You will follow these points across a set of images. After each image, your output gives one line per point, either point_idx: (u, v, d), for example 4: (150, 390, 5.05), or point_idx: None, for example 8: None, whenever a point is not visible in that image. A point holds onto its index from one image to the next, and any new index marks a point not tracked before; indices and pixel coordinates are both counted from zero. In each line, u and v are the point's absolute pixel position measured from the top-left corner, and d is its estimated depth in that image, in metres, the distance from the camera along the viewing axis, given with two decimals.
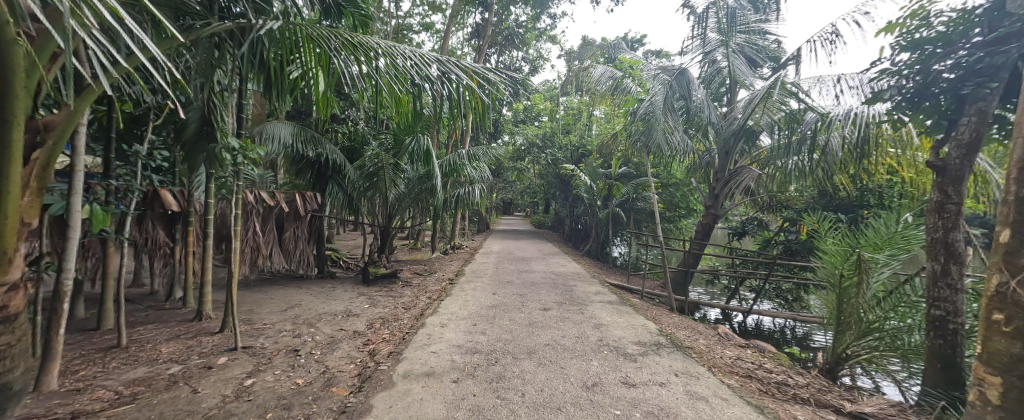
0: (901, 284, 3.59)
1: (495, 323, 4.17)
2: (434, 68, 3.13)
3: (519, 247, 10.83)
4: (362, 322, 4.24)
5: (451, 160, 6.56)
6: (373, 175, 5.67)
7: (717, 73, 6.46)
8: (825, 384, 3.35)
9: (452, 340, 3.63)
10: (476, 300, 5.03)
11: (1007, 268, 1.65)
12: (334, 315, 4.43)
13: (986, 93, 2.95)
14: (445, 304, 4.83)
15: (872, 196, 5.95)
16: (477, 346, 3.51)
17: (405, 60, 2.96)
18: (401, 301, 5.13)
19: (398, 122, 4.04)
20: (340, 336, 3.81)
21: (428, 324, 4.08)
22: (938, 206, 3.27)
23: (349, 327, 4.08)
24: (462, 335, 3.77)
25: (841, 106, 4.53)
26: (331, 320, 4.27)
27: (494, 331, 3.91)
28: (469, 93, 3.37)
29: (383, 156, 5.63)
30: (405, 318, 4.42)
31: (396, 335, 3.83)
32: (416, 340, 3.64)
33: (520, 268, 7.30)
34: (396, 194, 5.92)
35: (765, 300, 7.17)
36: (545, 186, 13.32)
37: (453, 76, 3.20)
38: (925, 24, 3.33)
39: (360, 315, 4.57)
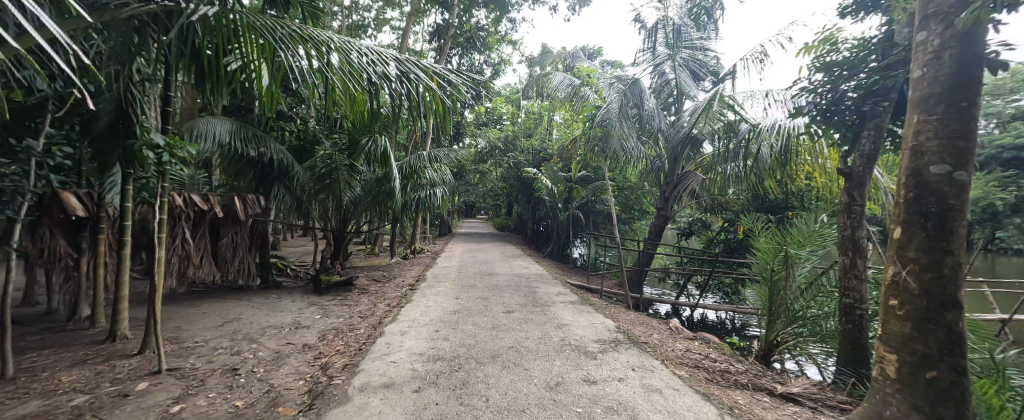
0: (819, 276, 4.06)
1: (458, 328, 4.10)
2: (392, 67, 3.02)
3: (481, 250, 10.78)
4: (314, 333, 3.97)
5: (410, 162, 6.39)
6: (326, 177, 5.37)
7: (665, 85, 6.97)
8: (760, 369, 3.70)
9: (413, 348, 3.51)
10: (438, 305, 4.92)
11: (898, 260, 2.09)
12: (280, 329, 4.09)
13: (880, 111, 3.48)
14: (406, 311, 4.66)
15: (795, 200, 6.79)
16: (440, 353, 3.42)
17: (361, 56, 2.85)
18: (357, 310, 4.88)
19: (354, 121, 3.85)
20: (287, 350, 3.52)
21: (387, 333, 3.91)
22: (847, 208, 3.76)
23: (298, 341, 3.79)
24: (424, 342, 3.66)
25: (769, 119, 5.05)
26: (277, 333, 3.94)
27: (457, 337, 3.84)
28: (429, 94, 3.30)
29: (337, 157, 5.36)
30: (361, 327, 4.20)
31: (352, 347, 3.61)
32: (374, 350, 3.46)
33: (483, 271, 7.27)
34: (351, 196, 5.66)
35: (709, 294, 7.81)
36: (508, 189, 13.38)
37: (413, 76, 3.11)
38: (834, 49, 3.85)
39: (311, 326, 4.27)
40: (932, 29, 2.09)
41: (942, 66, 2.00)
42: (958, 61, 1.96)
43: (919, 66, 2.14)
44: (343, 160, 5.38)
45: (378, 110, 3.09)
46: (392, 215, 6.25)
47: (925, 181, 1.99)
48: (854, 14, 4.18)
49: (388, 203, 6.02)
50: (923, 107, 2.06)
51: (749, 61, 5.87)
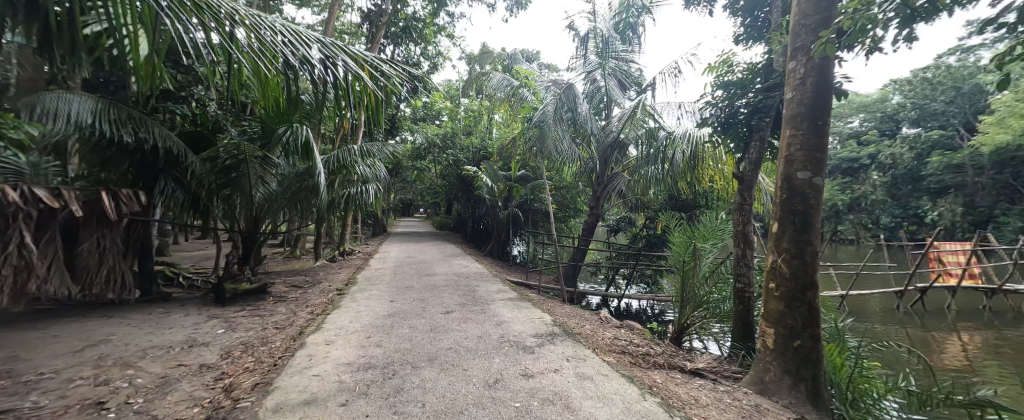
0: (719, 265, 4.70)
1: (393, 332, 3.87)
2: (315, 50, 2.60)
3: (418, 250, 10.35)
4: (214, 351, 3.40)
5: (335, 156, 5.83)
6: (231, 170, 4.60)
7: (597, 91, 7.52)
8: (674, 350, 4.17)
9: (340, 358, 3.21)
10: (370, 310, 4.59)
11: (776, 250, 2.93)
12: (167, 348, 3.43)
13: (763, 125, 4.17)
14: (331, 319, 4.25)
15: (702, 199, 7.86)
16: (371, 360, 3.18)
17: (275, 35, 2.38)
18: (271, 321, 4.32)
19: (266, 108, 3.41)
20: (177, 373, 2.96)
21: (308, 344, 3.53)
22: (740, 207, 4.42)
23: (193, 361, 3.20)
24: (351, 351, 3.37)
25: (681, 127, 5.78)
26: (164, 355, 3.29)
27: (391, 342, 3.62)
28: (357, 84, 2.95)
29: (245, 147, 4.57)
30: (277, 340, 3.72)
31: (264, 362, 3.18)
32: (291, 364, 3.08)
33: (420, 272, 7.00)
34: (264, 193, 4.98)
35: (634, 285, 8.57)
36: (447, 186, 13.04)
37: (340, 62, 2.72)
38: (730, 70, 4.53)
39: (211, 343, 3.65)
40: (799, 60, 2.88)
41: (805, 91, 2.81)
42: (817, 89, 2.77)
43: (791, 90, 2.92)
44: (252, 151, 4.62)
45: (297, 98, 2.62)
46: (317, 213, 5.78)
47: (793, 182, 2.81)
48: (746, 42, 4.92)
49: (309, 201, 5.73)
50: (792, 120, 2.87)
51: (666, 76, 6.55)
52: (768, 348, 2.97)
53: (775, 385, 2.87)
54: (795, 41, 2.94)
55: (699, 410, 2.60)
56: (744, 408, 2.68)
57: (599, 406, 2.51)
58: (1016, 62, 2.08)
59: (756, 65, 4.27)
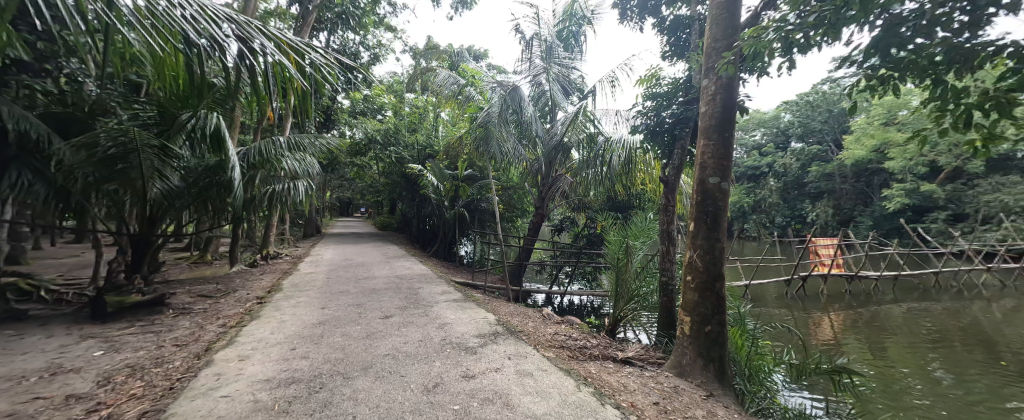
0: (648, 262, 5.15)
1: (323, 342, 3.31)
2: (226, 29, 2.14)
3: (357, 252, 9.81)
4: (89, 377, 2.48)
5: (256, 147, 5.34)
6: (116, 160, 3.70)
7: (541, 95, 7.73)
8: (607, 341, 4.49)
9: (256, 375, 2.59)
10: (297, 318, 3.99)
11: (692, 246, 3.30)
12: (13, 379, 2.42)
13: (684, 133, 4.65)
14: (249, 331, 3.52)
15: (636, 201, 8.50)
16: (295, 375, 2.64)
17: (175, 9, 1.86)
18: (171, 337, 3.43)
19: (168, 88, 2.97)
20: (25, 409, 2.06)
21: (217, 361, 2.81)
22: (665, 208, 4.88)
23: (55, 393, 2.27)
24: (272, 366, 2.75)
25: (618, 132, 6.31)
26: (9, 389, 2.30)
27: (321, 352, 3.08)
28: (281, 71, 2.59)
29: (137, 133, 3.69)
30: (177, 360, 2.88)
31: (160, 387, 2.40)
32: (194, 386, 2.39)
33: (357, 275, 6.64)
34: (162, 189, 4.18)
35: (575, 282, 9.04)
36: (390, 185, 12.48)
37: (258, 44, 2.30)
38: (658, 83, 5.00)
39: (85, 369, 2.67)
40: (711, 78, 3.29)
41: (713, 109, 3.23)
42: (723, 105, 3.19)
43: (706, 105, 3.30)
44: (144, 137, 3.76)
45: (203, 82, 2.17)
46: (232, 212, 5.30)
47: (705, 186, 3.21)
48: (671, 59, 5.46)
49: (221, 196, 5.15)
50: (706, 131, 3.27)
51: (604, 84, 6.98)
52: (685, 334, 3.33)
53: (690, 367, 3.25)
54: (709, 61, 3.34)
55: (627, 396, 2.85)
56: (665, 390, 3.01)
57: (537, 401, 2.60)
58: (863, 92, 2.59)
59: (679, 80, 4.79)
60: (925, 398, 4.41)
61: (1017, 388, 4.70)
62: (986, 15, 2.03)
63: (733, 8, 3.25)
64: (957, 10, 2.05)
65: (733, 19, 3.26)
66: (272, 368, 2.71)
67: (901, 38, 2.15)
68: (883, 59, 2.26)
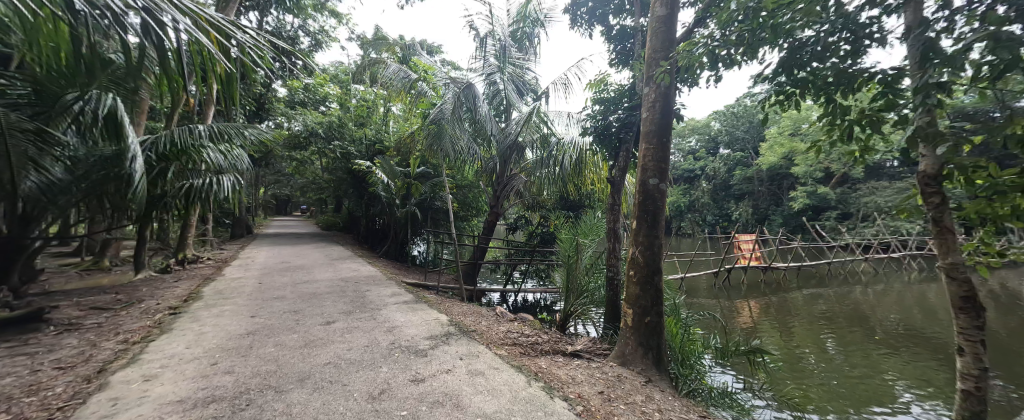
0: (597, 258, 5.39)
1: (252, 354, 3.05)
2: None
3: (297, 254, 9.13)
4: None
5: (169, 135, 4.72)
6: None
7: (496, 94, 7.73)
8: (558, 336, 4.62)
9: (167, 395, 2.32)
10: (220, 330, 3.59)
11: (634, 243, 3.50)
12: None
13: (629, 136, 4.95)
14: (158, 347, 3.12)
15: (588, 200, 8.84)
16: (217, 392, 2.40)
17: None
18: (52, 358, 2.90)
19: (57, 58, 2.57)
20: None
21: (116, 383, 2.45)
22: (611, 207, 5.14)
23: None
24: (186, 385, 2.46)
25: (569, 134, 6.58)
26: None
27: (248, 365, 2.82)
28: (202, 51, 2.31)
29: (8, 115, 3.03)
30: (59, 385, 2.44)
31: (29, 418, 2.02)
32: (82, 415, 2.07)
33: (297, 279, 6.18)
34: (38, 183, 3.41)
35: (529, 280, 9.21)
36: (335, 181, 11.74)
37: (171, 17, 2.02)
38: (606, 88, 5.27)
39: None
40: (651, 86, 3.50)
41: (652, 115, 3.45)
42: (661, 112, 3.42)
43: (648, 111, 3.49)
44: (13, 121, 3.05)
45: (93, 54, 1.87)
46: (126, 206, 4.64)
47: (646, 187, 3.41)
48: (617, 66, 5.75)
49: (117, 190, 4.46)
50: (646, 135, 3.47)
51: (557, 86, 7.16)
52: (628, 326, 3.52)
53: (632, 356, 3.45)
54: (650, 70, 3.55)
55: (574, 387, 2.96)
56: (609, 379, 3.17)
57: (488, 399, 2.60)
58: (773, 106, 2.92)
59: (624, 87, 5.06)
60: (822, 371, 5.11)
61: (888, 357, 5.62)
62: (862, 46, 2.41)
63: (669, 23, 3.50)
64: (843, 40, 2.41)
65: (669, 33, 3.51)
66: (187, 387, 2.43)
67: (802, 60, 2.47)
68: (789, 77, 2.57)
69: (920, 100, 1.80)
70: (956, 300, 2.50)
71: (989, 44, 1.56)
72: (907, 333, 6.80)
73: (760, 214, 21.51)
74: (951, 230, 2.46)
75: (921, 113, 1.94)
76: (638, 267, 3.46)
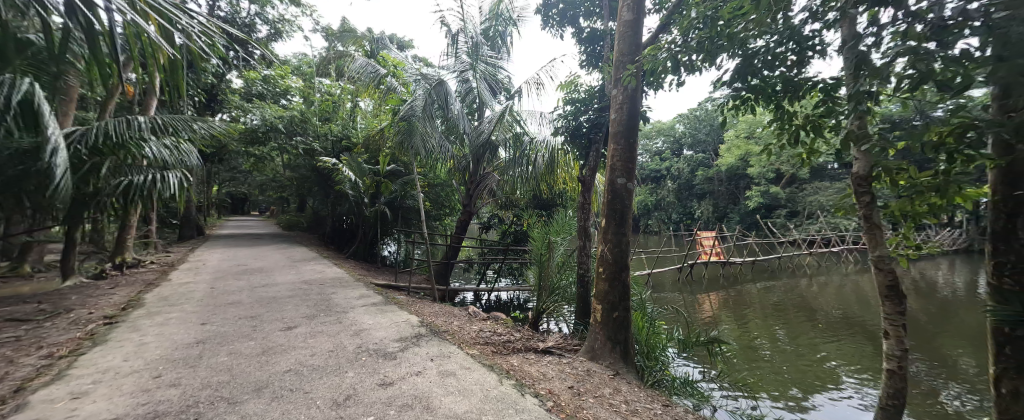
0: (568, 256, 5.48)
1: (202, 364, 2.85)
2: None
3: (257, 255, 8.64)
4: None
5: (101, 127, 4.26)
6: None
7: (468, 92, 7.66)
8: (530, 334, 4.65)
9: (102, 413, 2.11)
10: (165, 340, 3.32)
11: (603, 241, 3.58)
12: None
13: (599, 137, 5.07)
14: (90, 361, 2.84)
15: (560, 199, 8.96)
16: (161, 407, 2.22)
17: None
18: None
19: None
20: None
21: (38, 402, 2.20)
22: (582, 205, 5.23)
23: None
24: (124, 400, 2.26)
25: (542, 133, 6.66)
26: None
27: (197, 377, 2.63)
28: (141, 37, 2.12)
29: None
30: None
31: None
32: None
33: (255, 283, 5.84)
34: None
35: (502, 278, 9.20)
36: (299, 179, 11.22)
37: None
38: (577, 89, 5.36)
39: None
40: (618, 89, 3.59)
41: (620, 116, 3.54)
42: (628, 114, 3.52)
43: (617, 113, 3.57)
44: None
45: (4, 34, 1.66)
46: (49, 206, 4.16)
47: (614, 186, 3.50)
48: (588, 68, 5.86)
49: (38, 188, 4.00)
50: (615, 136, 3.56)
51: (530, 86, 7.18)
52: (597, 321, 3.60)
53: (601, 350, 3.54)
54: (617, 73, 3.63)
55: (545, 384, 2.99)
56: (579, 374, 3.23)
57: (459, 400, 2.56)
58: (729, 111, 3.08)
59: (594, 88, 5.16)
60: (774, 359, 5.46)
61: (831, 343, 6.09)
62: (805, 57, 2.60)
63: (636, 28, 3.60)
64: (791, 50, 2.58)
65: (636, 37, 3.61)
66: (124, 404, 2.22)
67: (754, 68, 2.62)
68: (744, 84, 2.71)
69: (854, 107, 1.95)
70: (883, 289, 2.78)
71: (909, 58, 1.70)
72: (846, 321, 7.41)
73: (721, 212, 22.65)
74: (878, 226, 2.73)
75: (854, 119, 2.10)
76: (606, 264, 3.54)
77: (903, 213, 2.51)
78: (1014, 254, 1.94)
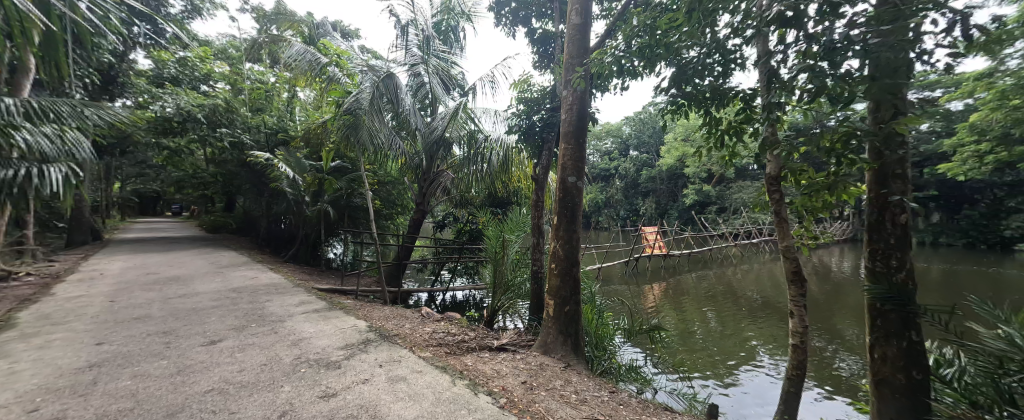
0: (522, 253, 5.53)
1: (98, 391, 2.45)
2: None
3: (175, 262, 7.68)
4: None
5: None
6: None
7: (420, 87, 7.38)
8: (485, 332, 4.62)
9: None
10: (48, 366, 2.81)
11: (556, 238, 3.64)
12: None
13: (551, 135, 5.19)
14: None
15: (515, 197, 9.00)
16: None
17: None
18: None
19: None
20: None
21: None
22: (536, 204, 5.33)
23: None
24: None
25: (496, 131, 6.66)
26: None
27: (90, 407, 2.25)
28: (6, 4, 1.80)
29: None
30: None
31: None
32: None
33: (173, 293, 5.18)
34: None
35: (458, 278, 9.07)
36: (227, 175, 10.15)
37: None
38: (530, 88, 5.40)
39: None
40: (568, 90, 3.66)
41: (570, 116, 3.61)
42: (576, 114, 3.60)
43: (567, 114, 3.63)
44: None
45: None
46: None
47: (566, 185, 3.56)
48: (542, 68, 5.93)
49: None
50: (565, 136, 3.62)
51: (484, 83, 7.11)
52: (549, 316, 3.67)
53: (553, 343, 3.60)
54: (567, 74, 3.69)
55: (499, 381, 2.98)
56: (532, 368, 3.26)
57: (408, 406, 2.46)
58: (668, 115, 3.27)
59: (546, 89, 5.24)
60: (707, 341, 5.96)
61: (755, 324, 6.79)
62: (729, 69, 2.83)
63: (584, 31, 3.69)
64: (717, 62, 2.80)
65: (584, 41, 3.70)
66: None
67: (686, 76, 2.80)
68: (678, 91, 2.91)
69: (766, 116, 2.15)
70: (789, 274, 3.14)
71: (808, 74, 1.92)
72: (765, 304, 8.29)
73: (663, 209, 24.28)
74: (787, 220, 3.07)
75: (767, 127, 2.32)
76: (558, 260, 3.61)
77: (805, 208, 2.86)
78: (884, 241, 2.34)
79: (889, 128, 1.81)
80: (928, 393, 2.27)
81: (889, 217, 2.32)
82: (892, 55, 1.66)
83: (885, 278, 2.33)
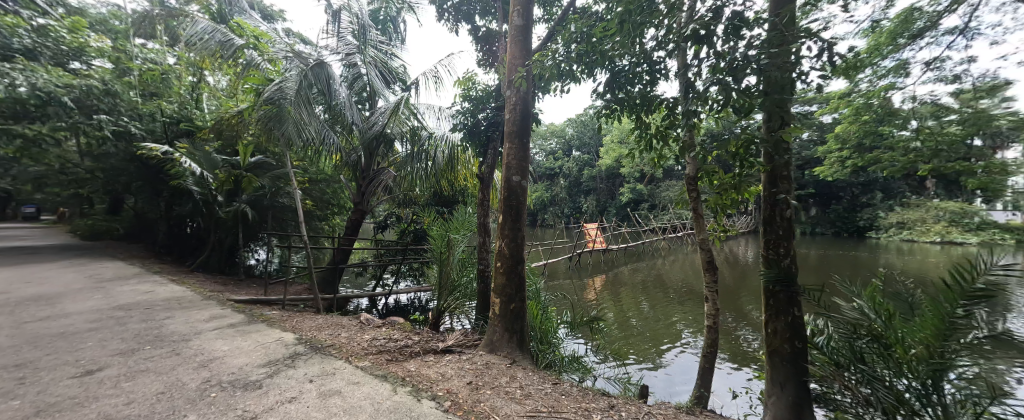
0: (468, 253, 5.42)
1: None
2: None
3: (43, 277, 6.33)
4: None
5: None
6: None
7: (357, 78, 6.85)
8: (430, 335, 4.45)
9: None
10: None
11: (502, 237, 3.61)
12: None
13: (495, 133, 5.18)
14: None
15: (461, 196, 8.84)
16: None
17: None
18: None
19: None
20: None
21: None
22: (481, 203, 5.27)
23: None
24: None
25: (440, 128, 6.48)
26: None
27: None
28: None
29: None
30: None
31: None
32: None
33: (36, 316, 4.24)
34: None
35: (402, 281, 8.69)
36: (114, 172, 8.61)
37: None
38: (474, 85, 5.30)
39: None
40: (511, 90, 3.63)
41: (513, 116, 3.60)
42: (518, 114, 3.59)
43: (510, 113, 3.62)
44: None
45: None
46: None
47: (510, 184, 3.54)
48: (486, 67, 5.88)
49: None
50: (510, 135, 3.60)
51: (427, 78, 6.85)
52: (494, 314, 3.64)
53: (498, 341, 3.57)
54: (510, 73, 3.67)
55: (443, 384, 2.87)
56: (477, 368, 3.20)
57: None
58: (603, 119, 3.39)
59: (490, 87, 5.19)
60: (641, 327, 6.38)
61: (681, 310, 7.43)
62: (655, 78, 3.01)
63: (526, 32, 3.69)
64: (646, 71, 2.95)
65: (525, 41, 3.70)
66: None
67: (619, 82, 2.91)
68: (611, 96, 3.03)
69: (684, 122, 2.31)
70: (704, 263, 3.43)
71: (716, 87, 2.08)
72: (689, 291, 9.12)
73: (602, 206, 25.64)
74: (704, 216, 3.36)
75: (686, 132, 2.49)
76: (502, 258, 3.60)
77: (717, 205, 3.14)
78: (774, 233, 2.65)
79: (778, 135, 2.03)
80: (806, 361, 2.61)
81: (778, 212, 2.63)
82: (778, 74, 1.86)
83: (775, 264, 2.64)
